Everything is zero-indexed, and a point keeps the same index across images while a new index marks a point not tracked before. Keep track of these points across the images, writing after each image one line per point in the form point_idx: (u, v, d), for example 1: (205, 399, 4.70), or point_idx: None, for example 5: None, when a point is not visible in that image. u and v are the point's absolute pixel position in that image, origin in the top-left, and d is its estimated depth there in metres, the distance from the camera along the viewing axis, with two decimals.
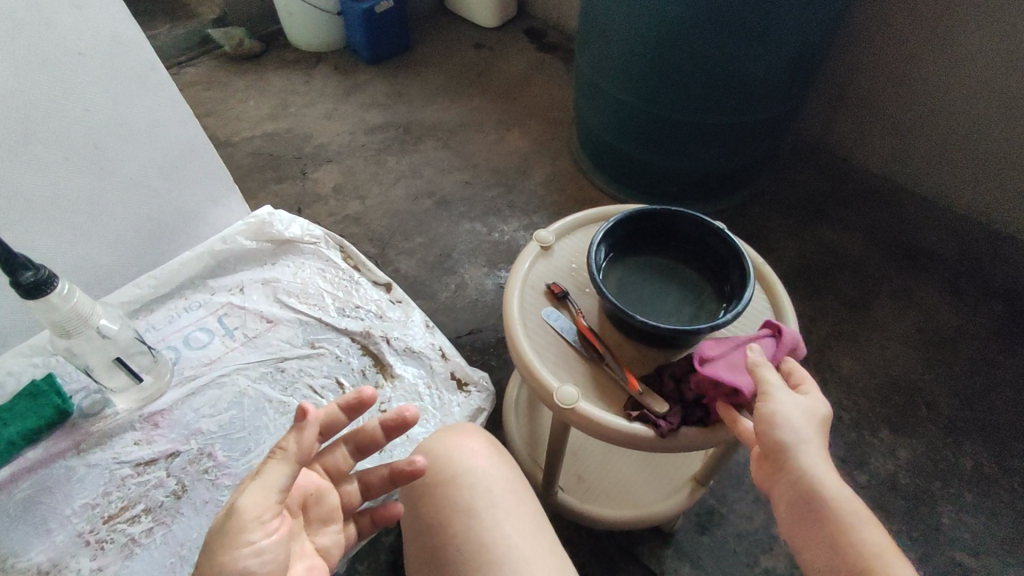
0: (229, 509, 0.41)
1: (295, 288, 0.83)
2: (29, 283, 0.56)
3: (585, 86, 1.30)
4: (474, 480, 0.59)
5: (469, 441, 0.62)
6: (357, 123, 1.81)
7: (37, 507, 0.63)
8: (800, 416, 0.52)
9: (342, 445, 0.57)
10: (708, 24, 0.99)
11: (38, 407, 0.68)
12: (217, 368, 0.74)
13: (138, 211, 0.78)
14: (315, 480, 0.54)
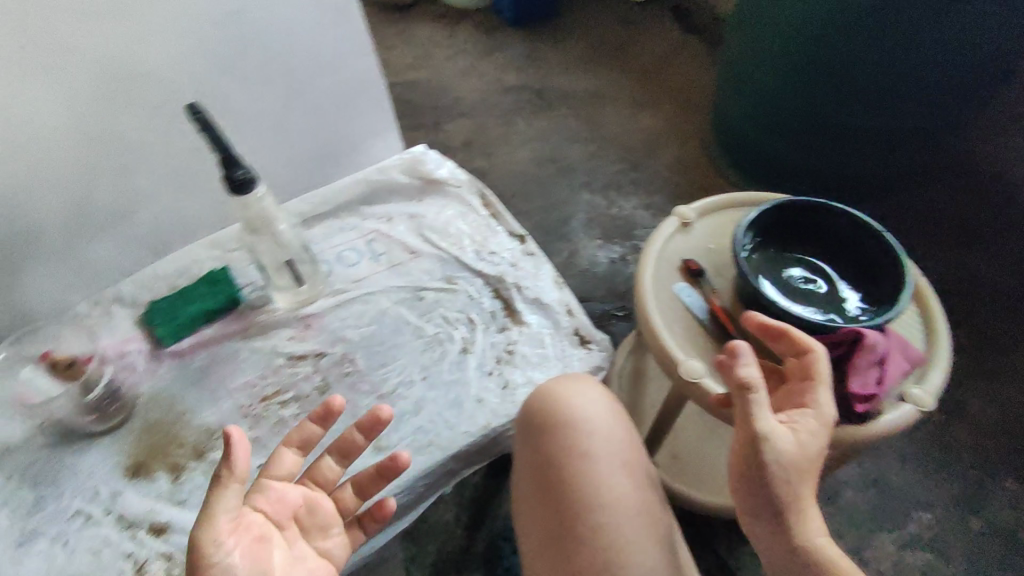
0: (188, 544, 0.43)
1: (438, 226, 0.88)
2: (240, 179, 0.63)
3: (729, 70, 1.25)
4: (590, 430, 0.61)
5: (586, 387, 0.64)
6: (493, 82, 1.84)
7: (211, 376, 0.74)
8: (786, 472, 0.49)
9: (325, 455, 0.56)
10: (884, 14, 0.92)
11: (214, 293, 0.78)
12: (364, 286, 0.81)
13: (316, 134, 0.86)
14: (303, 488, 0.53)
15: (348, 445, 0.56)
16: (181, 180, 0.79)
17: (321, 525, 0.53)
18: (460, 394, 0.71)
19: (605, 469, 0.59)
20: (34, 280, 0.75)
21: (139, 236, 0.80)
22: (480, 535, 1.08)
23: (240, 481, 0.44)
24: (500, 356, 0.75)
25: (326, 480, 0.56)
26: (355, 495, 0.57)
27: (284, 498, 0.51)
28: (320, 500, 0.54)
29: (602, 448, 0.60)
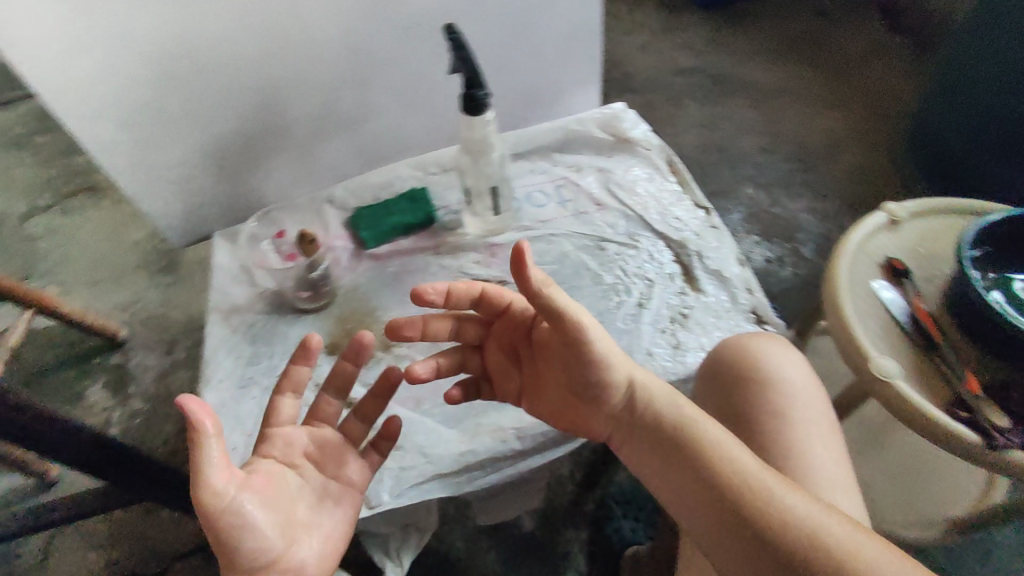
0: (197, 505, 0.46)
1: (625, 184, 0.89)
2: (478, 100, 0.68)
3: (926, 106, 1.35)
4: (795, 394, 0.67)
5: (790, 353, 0.70)
6: (667, 62, 1.77)
7: (403, 282, 0.80)
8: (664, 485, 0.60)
9: (324, 394, 0.65)
10: None
11: (415, 209, 0.84)
12: (549, 228, 0.84)
13: (532, 75, 0.90)
14: (307, 426, 0.62)
15: (342, 378, 0.66)
16: (409, 98, 0.86)
17: (332, 458, 0.61)
18: (632, 344, 0.73)
19: (807, 433, 0.65)
20: (270, 171, 0.85)
21: (358, 146, 0.88)
22: (591, 495, 1.12)
23: (218, 433, 0.47)
24: (674, 317, 0.76)
25: (327, 414, 0.64)
26: (361, 419, 0.66)
27: (274, 441, 0.58)
28: (321, 430, 0.62)
29: (806, 412, 0.66)
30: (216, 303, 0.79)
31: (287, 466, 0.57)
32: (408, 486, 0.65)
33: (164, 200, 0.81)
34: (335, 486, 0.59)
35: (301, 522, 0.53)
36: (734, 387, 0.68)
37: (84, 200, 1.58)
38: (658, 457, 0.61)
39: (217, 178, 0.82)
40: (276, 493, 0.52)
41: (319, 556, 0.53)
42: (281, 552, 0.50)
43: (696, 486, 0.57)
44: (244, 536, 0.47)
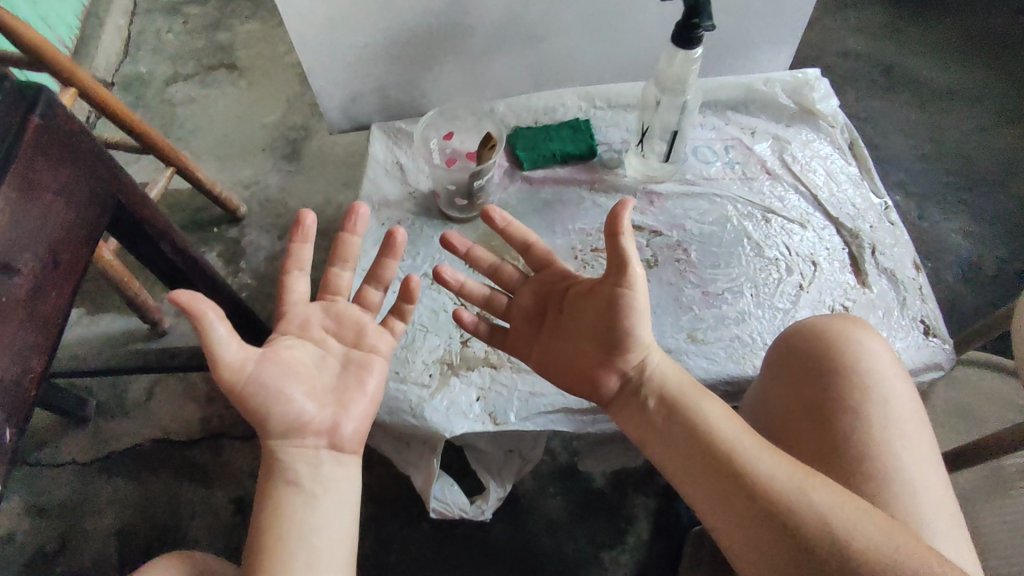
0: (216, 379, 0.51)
1: (801, 157, 0.82)
2: (697, 34, 0.63)
3: None
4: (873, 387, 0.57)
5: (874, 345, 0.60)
6: (834, 42, 1.60)
7: (553, 211, 0.78)
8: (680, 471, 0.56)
9: (334, 268, 0.63)
10: None
11: (577, 140, 0.81)
12: (713, 187, 0.79)
13: (732, 23, 0.83)
14: (319, 301, 0.62)
15: (348, 253, 0.63)
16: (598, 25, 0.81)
17: (351, 328, 0.61)
18: (785, 326, 0.69)
19: (884, 429, 0.55)
20: (439, 74, 0.83)
21: (530, 64, 0.85)
22: None
23: (219, 316, 0.49)
24: (834, 308, 0.70)
25: (341, 286, 0.63)
26: (379, 289, 0.64)
27: (290, 317, 0.59)
28: (335, 302, 0.62)
29: (886, 405, 0.56)
30: (368, 194, 0.80)
31: (307, 341, 0.58)
32: (535, 412, 0.64)
33: (336, 83, 0.81)
34: (359, 354, 0.59)
35: (329, 391, 0.56)
36: (791, 373, 0.60)
37: (222, 75, 1.62)
38: (664, 435, 0.57)
39: (390, 71, 0.81)
40: (300, 367, 0.55)
41: (354, 420, 0.56)
42: (311, 416, 0.54)
43: (717, 477, 0.53)
44: (274, 405, 0.52)
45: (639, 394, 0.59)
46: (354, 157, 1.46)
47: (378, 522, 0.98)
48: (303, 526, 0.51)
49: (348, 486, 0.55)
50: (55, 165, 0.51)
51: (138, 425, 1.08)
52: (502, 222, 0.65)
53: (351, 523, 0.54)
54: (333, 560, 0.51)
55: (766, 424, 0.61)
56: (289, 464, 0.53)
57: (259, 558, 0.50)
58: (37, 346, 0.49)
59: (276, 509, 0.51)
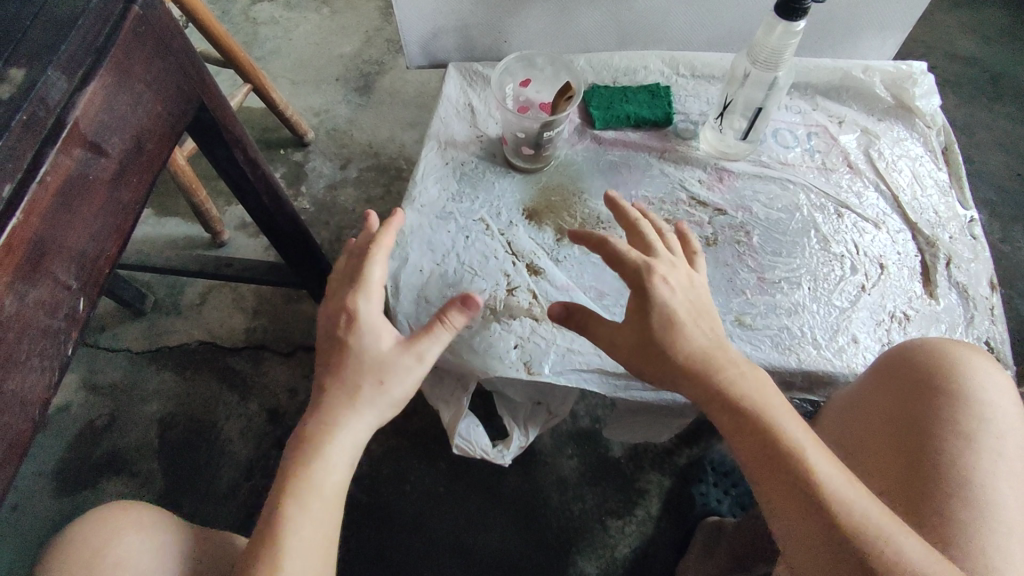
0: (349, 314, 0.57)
1: (889, 155, 0.78)
2: (803, 5, 0.60)
3: None
4: (988, 416, 0.55)
5: (997, 377, 0.58)
6: (942, 41, 1.48)
7: (617, 174, 0.77)
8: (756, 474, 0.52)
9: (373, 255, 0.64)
10: None
11: (654, 105, 0.79)
12: (789, 173, 0.76)
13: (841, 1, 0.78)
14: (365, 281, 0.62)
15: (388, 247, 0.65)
16: None
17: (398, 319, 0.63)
18: (840, 324, 0.67)
19: (985, 458, 0.53)
20: (524, 19, 0.81)
21: (619, 20, 0.82)
22: (688, 450, 1.04)
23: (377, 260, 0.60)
24: (895, 315, 0.67)
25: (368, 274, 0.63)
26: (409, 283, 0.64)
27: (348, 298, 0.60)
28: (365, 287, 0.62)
29: (998, 439, 0.54)
30: (437, 131, 0.80)
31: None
32: (570, 368, 0.65)
33: (421, 16, 0.81)
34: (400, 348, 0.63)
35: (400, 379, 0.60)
36: (905, 383, 0.58)
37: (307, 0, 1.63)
38: (746, 439, 0.53)
39: (476, 9, 0.80)
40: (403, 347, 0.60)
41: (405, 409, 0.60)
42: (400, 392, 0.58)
43: (799, 491, 0.49)
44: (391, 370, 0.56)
45: (725, 392, 0.55)
46: (423, 98, 1.46)
47: (399, 454, 1.02)
48: (322, 487, 0.52)
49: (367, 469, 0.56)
50: (148, 57, 0.52)
51: (190, 326, 1.14)
52: (608, 198, 0.65)
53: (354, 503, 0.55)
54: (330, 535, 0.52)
55: (862, 430, 0.60)
56: (334, 428, 0.54)
57: (278, 509, 0.51)
58: (112, 229, 0.51)
59: (304, 471, 0.52)
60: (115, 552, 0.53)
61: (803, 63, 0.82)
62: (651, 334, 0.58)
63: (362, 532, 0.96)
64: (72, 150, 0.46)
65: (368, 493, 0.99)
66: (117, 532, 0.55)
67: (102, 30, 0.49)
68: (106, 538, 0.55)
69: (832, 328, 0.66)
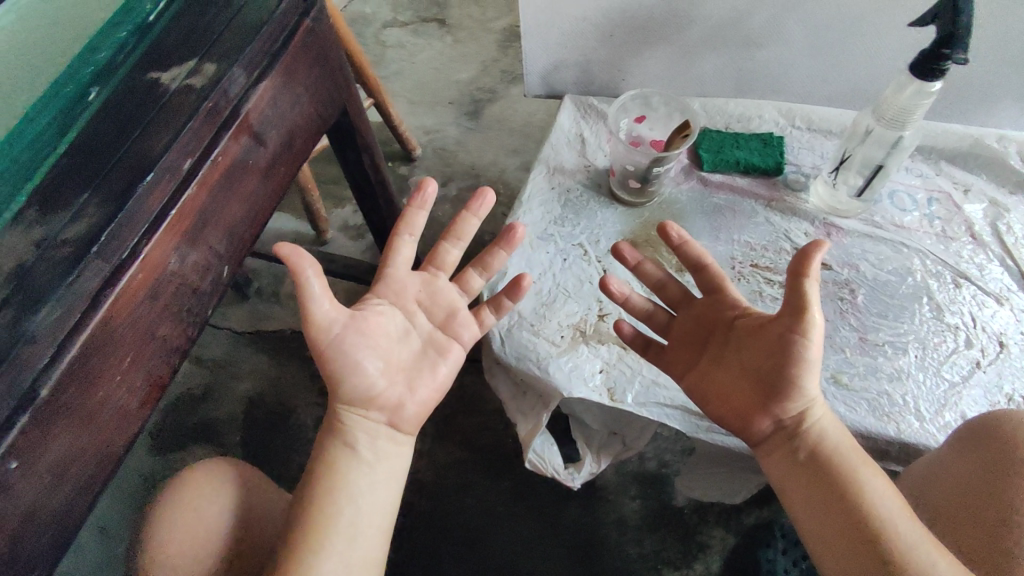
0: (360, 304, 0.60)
1: (1018, 230, 0.74)
2: (942, 66, 0.59)
3: None
4: None
5: None
6: None
7: (720, 217, 0.77)
8: (815, 528, 0.52)
9: (449, 245, 0.65)
10: None
11: (766, 154, 0.79)
12: (904, 235, 0.74)
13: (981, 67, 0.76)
14: (422, 273, 0.64)
15: (464, 232, 0.65)
16: (828, 47, 0.78)
17: (443, 309, 0.62)
18: (948, 398, 0.63)
19: None
20: (646, 58, 0.84)
21: (740, 68, 0.83)
22: (757, 511, 0.99)
23: (404, 242, 0.62)
24: (1012, 398, 0.63)
25: (444, 263, 0.65)
26: (483, 275, 0.66)
27: (389, 281, 0.61)
28: (436, 278, 0.64)
29: None
30: (547, 157, 0.84)
31: (397, 310, 0.60)
32: (652, 401, 0.65)
33: (546, 50, 0.85)
34: (441, 338, 0.61)
35: (404, 369, 0.58)
36: (982, 452, 0.54)
37: (432, 28, 1.75)
38: (813, 499, 0.53)
39: (600, 46, 0.83)
40: (381, 338, 0.57)
41: (417, 403, 0.57)
42: (379, 390, 0.56)
43: (861, 548, 0.49)
44: (347, 372, 0.54)
45: (790, 444, 0.55)
46: (529, 127, 1.52)
47: (464, 466, 1.05)
48: (358, 485, 0.53)
49: (398, 462, 0.56)
50: (310, 64, 0.58)
51: (288, 315, 1.22)
52: (677, 241, 0.64)
53: (394, 495, 0.55)
54: (371, 527, 0.53)
55: (932, 498, 0.56)
56: (349, 427, 0.55)
57: (308, 510, 0.52)
58: (254, 212, 0.56)
59: (332, 467, 0.53)
60: (190, 519, 0.55)
61: (930, 127, 0.80)
62: (716, 378, 0.59)
63: (418, 536, 0.98)
64: (240, 137, 0.51)
65: (428, 499, 1.02)
66: (194, 497, 0.57)
67: (279, 36, 0.54)
68: (186, 499, 0.57)
69: (938, 402, 0.63)
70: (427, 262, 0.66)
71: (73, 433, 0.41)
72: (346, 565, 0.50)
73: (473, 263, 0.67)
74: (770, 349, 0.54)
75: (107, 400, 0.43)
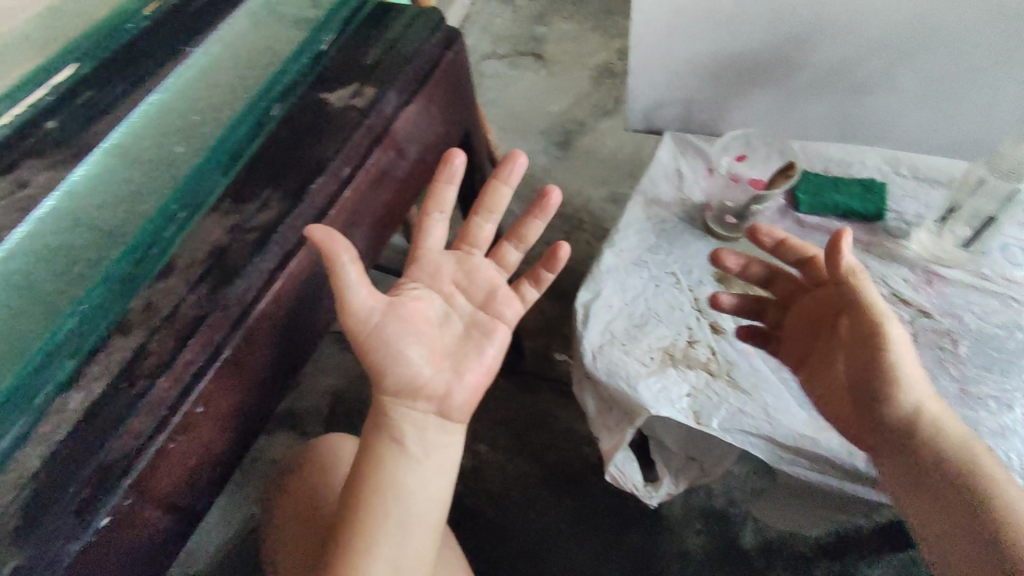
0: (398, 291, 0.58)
1: None
2: None
3: None
4: None
5: None
6: None
7: None
8: (935, 531, 0.47)
9: (481, 220, 0.63)
10: None
11: (867, 199, 0.80)
12: (1014, 291, 0.72)
13: None
14: (456, 252, 0.62)
15: (494, 204, 0.62)
16: (938, 99, 0.79)
17: (481, 289, 0.60)
18: None
19: None
20: (749, 100, 0.87)
21: (844, 113, 0.85)
22: (829, 562, 0.96)
23: (437, 221, 0.60)
24: None
25: (479, 240, 0.63)
26: (519, 248, 0.64)
27: (423, 265, 0.60)
28: (471, 256, 0.62)
29: None
30: (644, 188, 0.87)
31: (434, 294, 0.59)
32: (737, 429, 0.66)
33: (650, 87, 0.90)
34: (483, 318, 0.59)
35: (446, 355, 0.56)
36: None
37: (529, 61, 1.84)
38: (927, 501, 0.49)
39: (704, 85, 0.87)
40: (421, 322, 0.55)
41: (465, 390, 0.55)
42: (424, 379, 0.53)
43: (984, 545, 0.44)
44: (392, 362, 0.53)
45: (893, 438, 0.53)
46: (617, 160, 1.57)
47: (531, 479, 1.08)
48: (408, 482, 0.51)
49: (448, 454, 0.54)
50: (448, 91, 0.65)
51: None
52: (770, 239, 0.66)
53: (446, 489, 0.54)
54: (421, 526, 0.51)
55: None
56: (396, 422, 0.52)
57: (356, 507, 0.51)
58: (390, 215, 0.62)
59: (378, 464, 0.51)
60: None
61: None
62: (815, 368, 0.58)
63: (480, 546, 1.02)
64: (388, 151, 0.57)
65: (495, 508, 1.06)
66: None
67: (427, 65, 0.61)
68: None
69: None
70: (459, 242, 0.64)
71: (248, 385, 0.49)
72: (395, 566, 0.50)
73: (506, 235, 0.65)
74: (853, 328, 0.55)
75: (275, 358, 0.51)
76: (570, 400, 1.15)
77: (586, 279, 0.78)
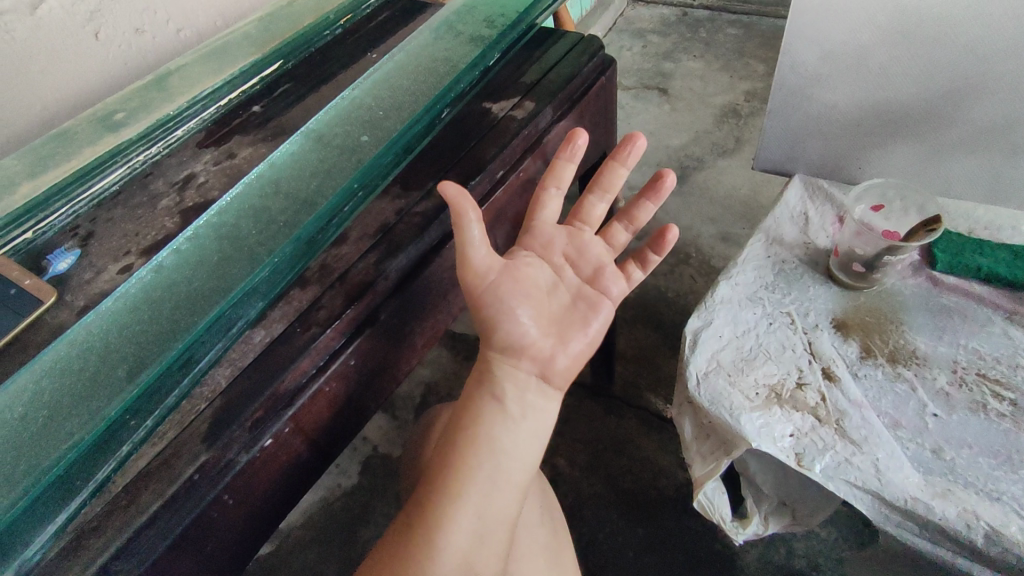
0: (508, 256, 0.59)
1: None
2: None
3: None
4: None
5: None
6: None
7: (948, 318, 0.76)
8: None
9: (596, 201, 0.65)
10: None
11: (1015, 265, 0.77)
12: None
13: None
14: (568, 227, 0.63)
15: (610, 185, 0.64)
16: None
17: (590, 265, 0.62)
18: None
19: None
20: (890, 152, 0.85)
21: (997, 175, 0.81)
22: None
23: (554, 195, 0.60)
24: None
25: (591, 217, 0.65)
26: (629, 229, 0.67)
27: (537, 234, 0.60)
28: (581, 232, 0.64)
29: None
30: (767, 227, 0.87)
31: (544, 262, 0.60)
32: (842, 479, 0.64)
33: (785, 130, 0.90)
34: (590, 293, 0.60)
35: (554, 321, 0.57)
36: None
37: (653, 96, 1.87)
38: None
39: (843, 133, 0.86)
40: (532, 287, 0.56)
41: (568, 357, 0.56)
42: (532, 340, 0.55)
43: None
44: (503, 321, 0.54)
45: None
46: (730, 201, 1.55)
47: (601, 503, 1.08)
48: (502, 441, 0.53)
49: (542, 418, 0.56)
50: (594, 115, 0.71)
51: None
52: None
53: (536, 451, 0.56)
54: (510, 483, 0.53)
55: None
56: (499, 379, 0.54)
57: (450, 454, 0.53)
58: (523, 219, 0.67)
59: (477, 419, 0.53)
60: None
61: None
62: None
63: None
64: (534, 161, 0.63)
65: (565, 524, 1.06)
66: None
67: (578, 89, 0.67)
68: None
69: None
70: (571, 218, 0.65)
71: (398, 350, 0.56)
72: (479, 519, 0.51)
73: (617, 217, 0.67)
74: None
75: (430, 325, 0.59)
76: (652, 431, 1.15)
77: (698, 307, 0.79)
